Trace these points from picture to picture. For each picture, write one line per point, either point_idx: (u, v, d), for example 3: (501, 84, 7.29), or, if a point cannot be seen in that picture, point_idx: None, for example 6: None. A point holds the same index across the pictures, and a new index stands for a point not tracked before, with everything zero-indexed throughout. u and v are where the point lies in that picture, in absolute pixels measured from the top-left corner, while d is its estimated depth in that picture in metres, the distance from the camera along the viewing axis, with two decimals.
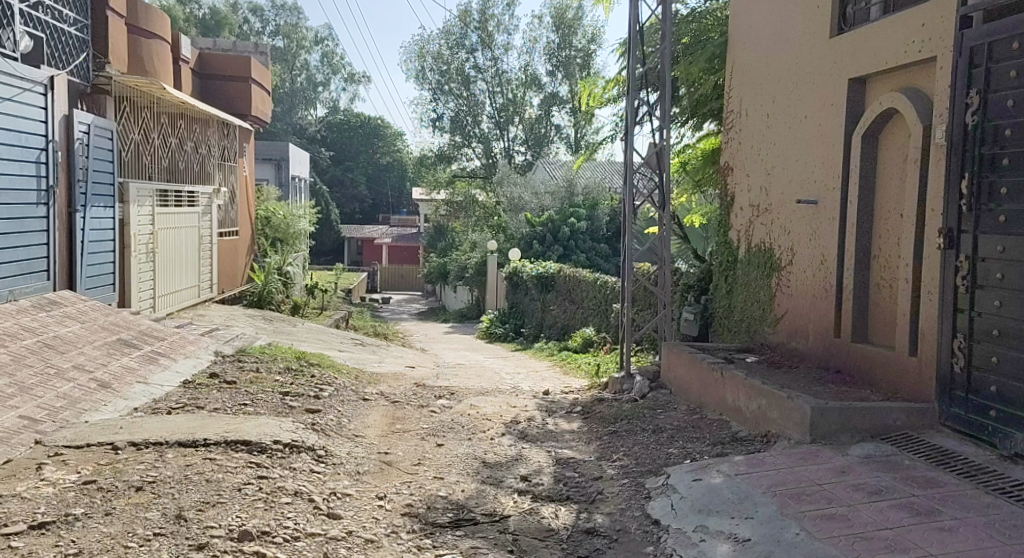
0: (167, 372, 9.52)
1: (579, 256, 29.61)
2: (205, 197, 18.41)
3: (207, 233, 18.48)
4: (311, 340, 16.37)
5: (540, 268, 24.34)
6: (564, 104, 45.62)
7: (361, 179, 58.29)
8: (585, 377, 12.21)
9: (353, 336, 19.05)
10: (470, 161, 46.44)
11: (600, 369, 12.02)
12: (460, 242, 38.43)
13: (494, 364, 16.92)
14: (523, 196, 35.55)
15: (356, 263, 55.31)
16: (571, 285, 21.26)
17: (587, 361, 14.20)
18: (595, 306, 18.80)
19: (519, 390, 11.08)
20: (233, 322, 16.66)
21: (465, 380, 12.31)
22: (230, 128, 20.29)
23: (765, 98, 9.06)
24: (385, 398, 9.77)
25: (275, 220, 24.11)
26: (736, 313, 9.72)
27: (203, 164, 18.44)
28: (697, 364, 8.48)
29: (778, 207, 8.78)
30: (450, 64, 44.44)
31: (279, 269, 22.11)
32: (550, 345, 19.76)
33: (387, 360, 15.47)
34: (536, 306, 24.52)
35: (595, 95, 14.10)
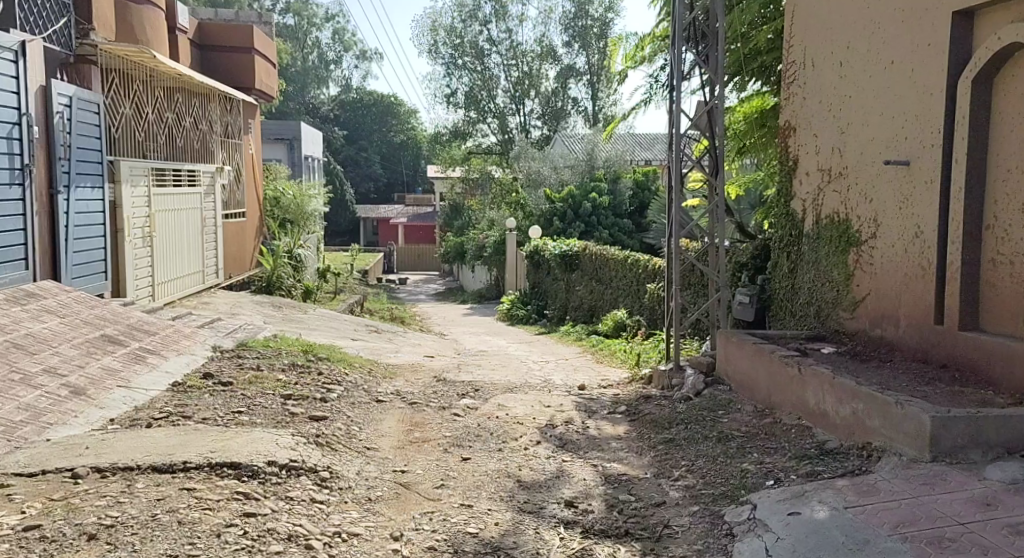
0: (156, 372, 8.38)
1: (602, 232, 28.29)
2: (207, 176, 17.30)
3: (211, 215, 17.35)
4: (322, 328, 15.15)
5: (563, 245, 23.09)
6: (582, 76, 44.01)
7: (376, 158, 57.09)
8: (625, 369, 10.90)
9: (368, 322, 17.94)
10: (486, 137, 45.16)
11: (641, 358, 10.83)
12: (478, 220, 37.19)
13: (519, 351, 15.74)
14: (542, 171, 34.27)
15: (371, 243, 54.18)
16: (598, 263, 20.00)
17: (624, 348, 12.94)
18: (625, 286, 17.54)
19: (552, 385, 9.89)
20: (238, 310, 15.54)
21: (490, 373, 11.12)
22: (234, 103, 19.22)
23: (836, 44, 7.93)
24: (401, 398, 8.60)
25: (284, 200, 22.99)
26: (803, 295, 8.61)
27: (205, 139, 17.32)
28: (762, 356, 7.28)
29: (855, 170, 7.65)
30: (463, 38, 43.07)
31: (289, 252, 20.99)
32: (578, 329, 18.53)
33: (403, 350, 14.30)
34: (560, 285, 23.29)
35: (627, 56, 12.86)
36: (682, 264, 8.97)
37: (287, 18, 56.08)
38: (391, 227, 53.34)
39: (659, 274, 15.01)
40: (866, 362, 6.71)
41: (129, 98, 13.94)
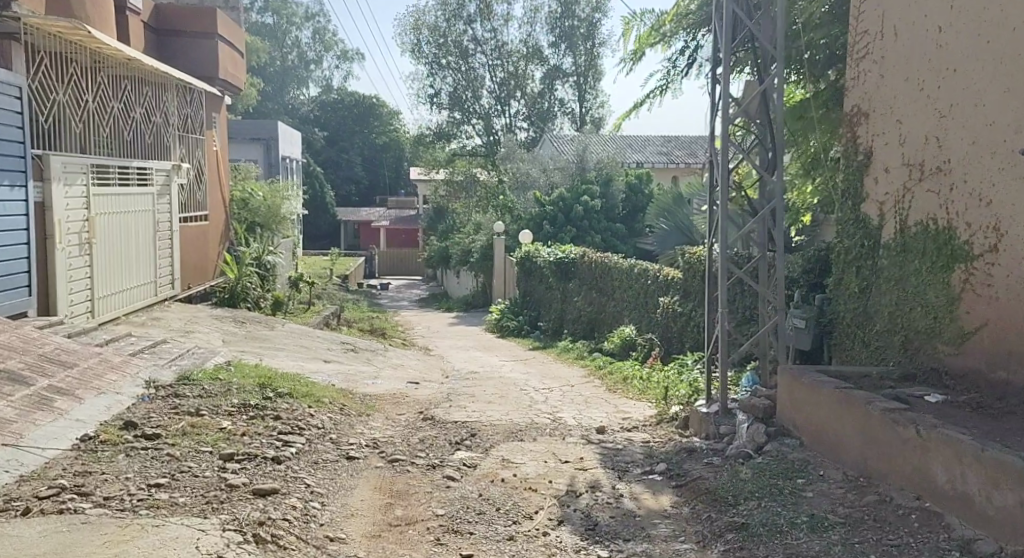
0: (64, 422, 6.60)
1: (595, 237, 26.57)
2: (161, 176, 15.52)
3: (164, 221, 15.61)
4: (290, 351, 13.39)
5: (558, 252, 21.37)
6: (569, 77, 42.86)
7: (358, 160, 55.30)
8: (646, 403, 9.19)
9: (344, 337, 16.18)
10: (470, 139, 43.08)
11: (665, 390, 9.13)
12: (463, 224, 35.45)
13: (515, 372, 14.01)
14: (531, 172, 32.31)
15: (353, 247, 52.34)
16: (598, 273, 18.28)
17: (642, 374, 11.16)
18: (631, 299, 15.82)
19: (563, 428, 8.16)
20: (195, 329, 13.75)
21: (485, 408, 9.37)
22: (194, 94, 17.33)
23: (936, 6, 6.37)
24: (378, 452, 6.83)
25: (254, 203, 21.18)
26: (877, 320, 6.89)
27: (158, 133, 15.53)
28: (847, 408, 5.60)
29: (967, 164, 6.06)
30: (447, 37, 41.02)
31: (258, 260, 19.20)
32: (579, 346, 16.80)
33: (383, 374, 12.54)
34: (554, 296, 21.57)
35: (641, 37, 11.14)
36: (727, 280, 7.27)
37: (266, 17, 54.67)
38: (373, 230, 51.54)
39: (674, 285, 13.31)
40: (1004, 422, 5.04)
41: (65, 84, 12.15)
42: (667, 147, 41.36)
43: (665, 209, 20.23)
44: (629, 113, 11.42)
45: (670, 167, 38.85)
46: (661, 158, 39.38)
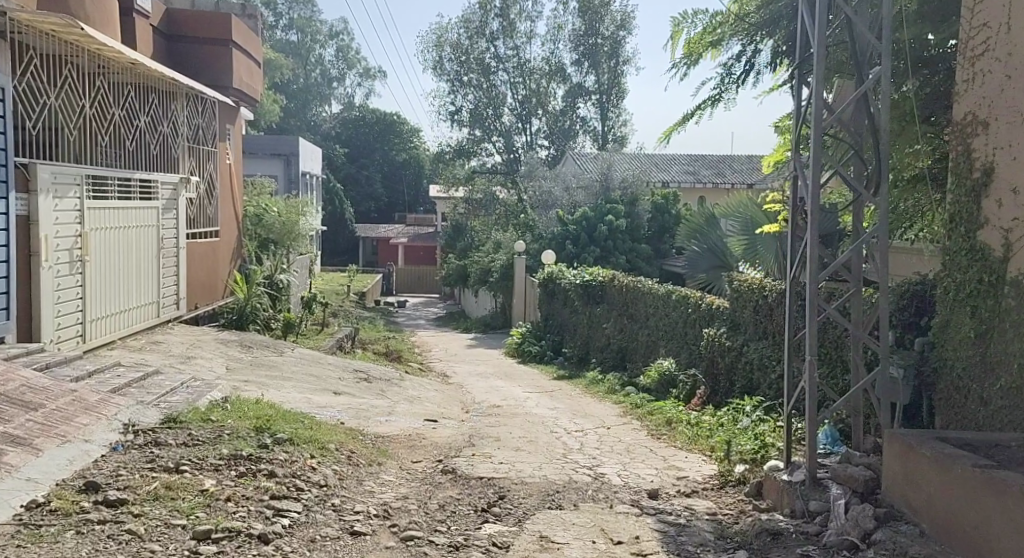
0: (11, 482, 5.51)
1: (619, 258, 25.32)
2: (167, 189, 14.46)
3: (170, 237, 14.57)
4: (297, 381, 12.22)
5: (585, 274, 20.17)
6: (591, 96, 41.86)
7: (377, 177, 54.46)
8: (703, 458, 7.97)
9: (357, 364, 15.04)
10: (490, 156, 41.57)
11: (727, 443, 7.92)
12: (483, 242, 34.33)
13: (541, 409, 12.79)
14: (554, 191, 31.04)
15: (370, 264, 51.33)
16: (629, 298, 17.05)
17: (692, 418, 9.88)
18: (668, 328, 14.59)
19: (608, 489, 6.97)
20: (196, 355, 12.66)
21: (515, 458, 8.18)
22: (206, 103, 16.26)
23: None
24: (392, 525, 5.68)
25: (269, 219, 20.15)
26: (997, 373, 5.86)
27: (165, 143, 14.42)
28: (985, 491, 4.54)
29: None
30: (469, 55, 40.02)
31: (269, 278, 18.16)
32: (608, 378, 15.56)
33: (399, 409, 11.37)
34: (580, 321, 20.35)
35: (689, 43, 9.96)
36: (817, 319, 6.06)
37: (290, 34, 54.33)
38: (391, 247, 50.54)
39: (722, 315, 12.09)
40: None
41: (58, 87, 11.06)
42: (694, 166, 40.17)
43: (697, 230, 18.99)
44: (677, 125, 10.07)
45: (697, 187, 37.67)
46: (688, 178, 38.24)
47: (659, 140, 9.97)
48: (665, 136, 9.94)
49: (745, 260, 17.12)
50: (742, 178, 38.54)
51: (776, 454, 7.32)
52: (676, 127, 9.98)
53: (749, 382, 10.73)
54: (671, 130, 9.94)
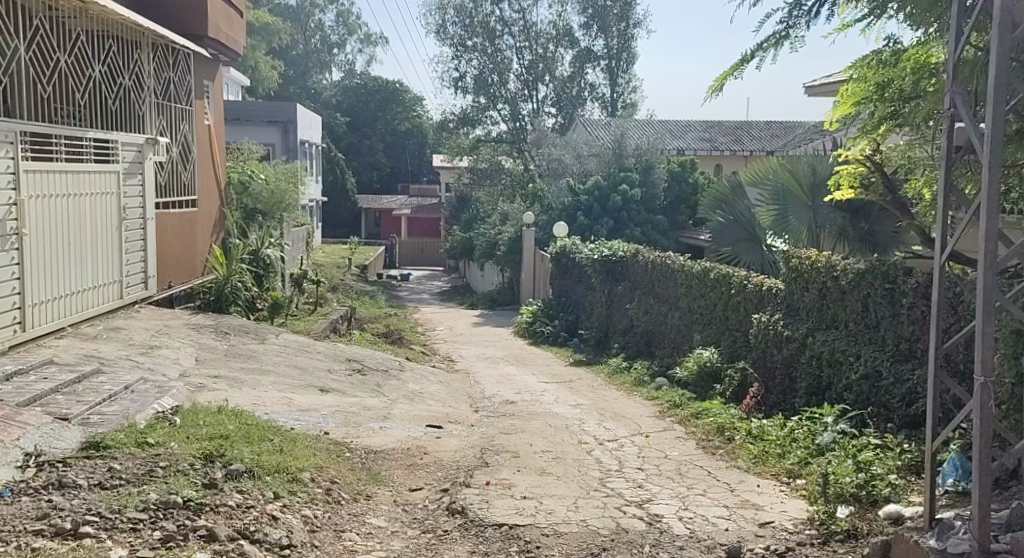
0: None
1: (634, 230, 23.50)
2: (132, 151, 12.69)
3: (135, 207, 12.78)
4: (277, 376, 10.47)
5: (603, 249, 18.31)
6: (600, 61, 39.94)
7: (380, 147, 52.57)
8: (793, 497, 6.13)
9: (350, 350, 13.29)
10: (494, 125, 39.17)
11: (826, 475, 6.09)
12: (489, 214, 32.52)
13: (562, 406, 11.07)
14: (563, 158, 29.09)
15: (373, 236, 49.60)
16: (654, 275, 15.29)
17: (755, 429, 8.07)
18: (705, 310, 12.82)
19: (670, 544, 5.22)
20: (160, 344, 10.91)
21: (542, 488, 6.40)
22: (178, 55, 14.48)
23: None
24: None
25: (256, 187, 18.28)
26: None
27: (123, 98, 12.65)
28: None
29: None
30: (473, 18, 37.96)
31: (253, 253, 16.35)
32: (635, 368, 13.80)
33: (397, 411, 9.64)
34: (597, 300, 18.58)
35: None
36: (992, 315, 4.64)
37: None
38: (394, 218, 48.79)
39: (780, 300, 10.30)
40: None
41: None
42: (710, 132, 38.19)
43: (719, 201, 16.93)
44: (735, 67, 8.10)
45: (714, 155, 35.77)
46: (704, 145, 36.32)
47: (709, 87, 7.99)
48: (717, 87, 7.96)
49: (774, 231, 15.35)
50: (761, 145, 36.58)
51: (894, 495, 5.63)
52: (732, 73, 7.97)
53: (818, 381, 9.06)
54: (724, 77, 7.95)
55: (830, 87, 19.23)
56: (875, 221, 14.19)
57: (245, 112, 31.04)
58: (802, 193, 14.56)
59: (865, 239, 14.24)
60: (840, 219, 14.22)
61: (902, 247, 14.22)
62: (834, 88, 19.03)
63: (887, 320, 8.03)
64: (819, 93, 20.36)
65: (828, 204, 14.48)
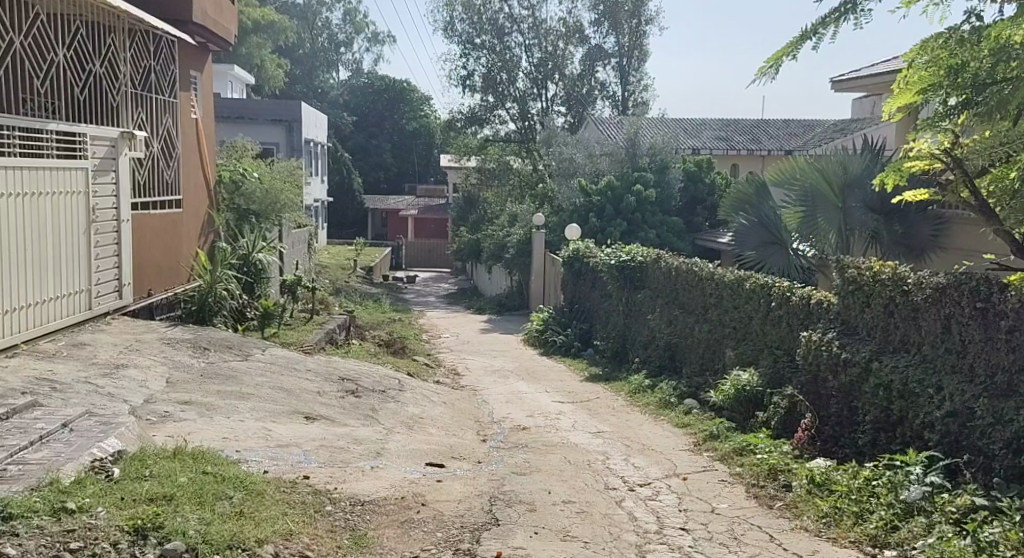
0: None
1: (649, 233, 22.16)
2: (106, 145, 11.35)
3: (109, 209, 11.44)
4: (258, 401, 9.16)
5: (621, 253, 16.99)
6: (610, 60, 38.64)
7: (387, 147, 51.32)
8: None
9: (344, 366, 11.97)
10: (503, 124, 38.03)
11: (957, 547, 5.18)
12: (497, 214, 31.28)
13: (582, 435, 9.74)
14: (575, 158, 27.74)
15: (380, 238, 47.97)
16: (679, 283, 13.97)
17: (822, 479, 6.86)
18: (739, 324, 11.52)
19: None
20: (128, 362, 9.60)
21: None
22: (160, 41, 13.17)
23: None
24: None
25: (248, 186, 16.93)
26: None
27: (95, 87, 11.33)
28: None
29: None
30: (482, 15, 36.70)
31: (245, 257, 15.00)
32: (660, 387, 12.49)
33: (393, 444, 8.31)
34: (614, 309, 17.27)
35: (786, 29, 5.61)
36: None
37: None
38: (400, 219, 47.45)
39: (834, 317, 9.02)
40: None
41: None
42: (726, 131, 36.82)
43: (743, 201, 15.54)
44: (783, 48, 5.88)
45: (730, 154, 34.43)
46: (720, 143, 34.95)
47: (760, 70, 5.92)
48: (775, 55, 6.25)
49: (798, 232, 14.01)
50: (779, 144, 35.19)
51: None
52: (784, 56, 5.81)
53: (887, 415, 7.83)
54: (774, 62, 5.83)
55: (858, 81, 17.95)
56: (911, 224, 13.25)
57: (246, 110, 29.81)
58: (833, 193, 13.32)
59: (900, 242, 13.34)
60: (875, 222, 13.19)
61: (937, 250, 13.40)
62: (863, 83, 17.76)
63: (979, 346, 7.05)
64: (846, 88, 19.10)
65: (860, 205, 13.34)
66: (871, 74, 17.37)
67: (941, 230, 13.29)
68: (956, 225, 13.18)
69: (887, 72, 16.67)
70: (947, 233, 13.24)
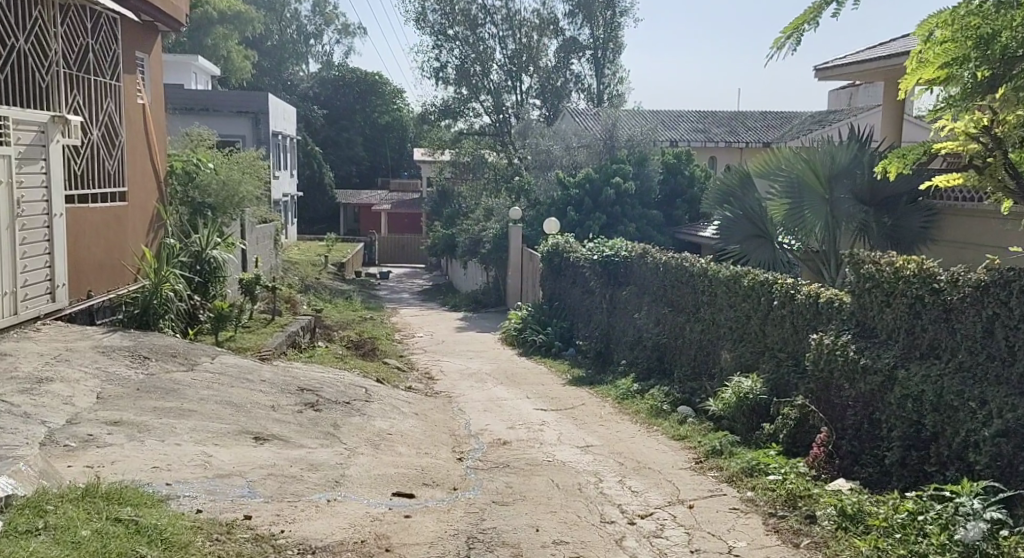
0: None
1: (628, 226, 21.16)
2: (34, 129, 10.21)
3: (38, 202, 10.27)
4: (201, 419, 8.04)
5: (603, 248, 15.97)
6: (585, 51, 37.58)
7: (359, 140, 50.05)
8: None
9: (304, 374, 10.85)
10: (477, 117, 36.97)
11: None
12: (472, 208, 30.25)
13: (568, 451, 8.71)
14: (552, 150, 26.62)
15: (352, 232, 47.22)
16: (668, 280, 12.96)
17: (853, 511, 5.86)
18: (737, 325, 10.51)
19: None
20: (53, 376, 8.45)
21: None
22: (99, 18, 12.01)
23: None
24: None
25: (202, 178, 15.69)
26: None
27: (21, 66, 10.19)
28: None
29: None
30: (454, 4, 35.51)
31: (199, 254, 13.82)
32: (651, 393, 11.48)
33: (355, 469, 7.24)
34: (597, 307, 16.26)
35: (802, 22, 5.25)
36: None
37: None
38: (373, 213, 46.26)
39: (847, 317, 8.03)
40: None
41: None
42: (704, 122, 35.99)
43: (724, 193, 14.26)
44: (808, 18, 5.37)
45: (709, 146, 33.56)
46: (698, 135, 34.09)
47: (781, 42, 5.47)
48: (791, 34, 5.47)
49: (784, 225, 13.20)
50: (758, 136, 34.36)
51: None
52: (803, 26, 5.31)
53: (917, 431, 6.87)
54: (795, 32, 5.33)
55: (841, 69, 17.02)
56: (900, 214, 12.33)
57: (221, 103, 28.53)
58: (820, 186, 12.44)
59: (889, 234, 12.38)
60: (863, 213, 12.34)
61: (929, 244, 12.42)
62: (845, 71, 16.82)
63: None
64: (828, 77, 18.19)
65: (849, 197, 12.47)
66: (857, 61, 16.40)
67: (933, 222, 12.32)
68: (948, 216, 12.19)
69: (874, 59, 15.71)
70: (940, 225, 12.26)
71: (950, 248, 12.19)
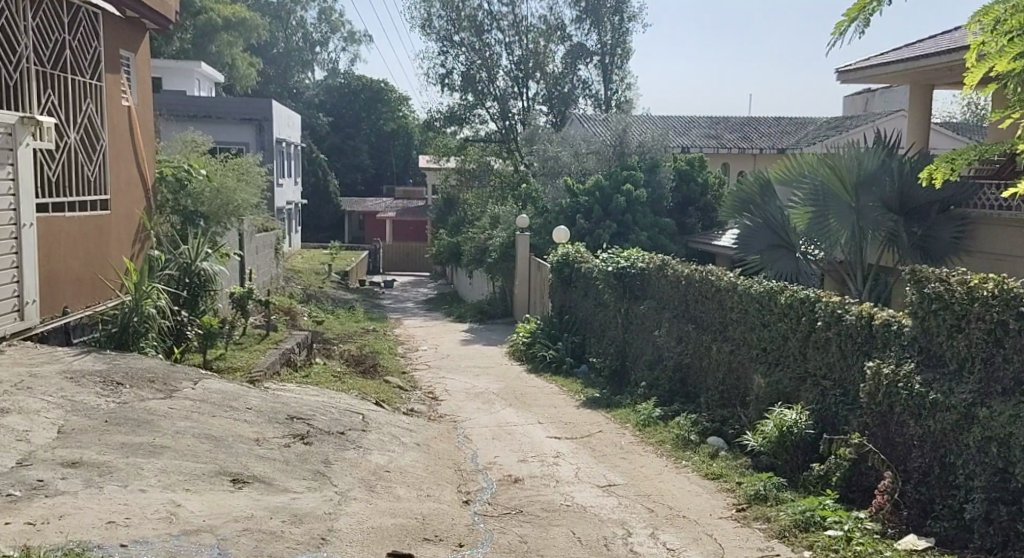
0: None
1: (640, 235, 20.15)
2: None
3: (4, 210, 9.35)
4: (175, 457, 7.08)
5: (618, 259, 14.97)
6: (593, 57, 36.65)
7: (364, 148, 49.15)
8: None
9: (295, 399, 9.86)
10: (483, 125, 35.96)
11: None
12: (477, 216, 29.32)
13: (588, 492, 7.72)
14: (560, 156, 25.65)
15: (357, 241, 46.29)
16: (690, 295, 11.99)
17: None
18: (772, 346, 9.52)
19: None
20: (10, 407, 7.50)
21: None
22: (78, 13, 11.10)
23: None
24: None
25: (194, 186, 14.73)
26: None
27: None
28: None
29: None
30: (459, 10, 34.52)
31: (190, 267, 12.85)
32: (676, 420, 10.49)
33: (345, 520, 6.27)
34: (611, 322, 15.27)
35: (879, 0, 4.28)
36: None
37: None
38: (377, 221, 45.35)
39: (903, 344, 7.04)
40: None
41: None
42: (716, 127, 35.02)
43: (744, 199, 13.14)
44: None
45: (721, 153, 32.58)
46: (710, 141, 33.12)
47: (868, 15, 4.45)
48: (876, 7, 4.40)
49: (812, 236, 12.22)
50: (772, 142, 33.37)
51: None
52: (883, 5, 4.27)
53: (1004, 483, 5.97)
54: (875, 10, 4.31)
55: (865, 72, 15.99)
56: (931, 225, 11.28)
57: (225, 107, 27.60)
58: (846, 193, 11.45)
59: (918, 246, 11.38)
60: (893, 222, 11.35)
61: (963, 256, 11.31)
62: (868, 75, 15.80)
63: None
64: (851, 80, 17.23)
65: (877, 205, 11.45)
66: (883, 64, 15.36)
67: (967, 232, 11.21)
68: (982, 225, 11.05)
69: (902, 62, 14.66)
70: (973, 235, 11.15)
71: (984, 259, 11.05)
